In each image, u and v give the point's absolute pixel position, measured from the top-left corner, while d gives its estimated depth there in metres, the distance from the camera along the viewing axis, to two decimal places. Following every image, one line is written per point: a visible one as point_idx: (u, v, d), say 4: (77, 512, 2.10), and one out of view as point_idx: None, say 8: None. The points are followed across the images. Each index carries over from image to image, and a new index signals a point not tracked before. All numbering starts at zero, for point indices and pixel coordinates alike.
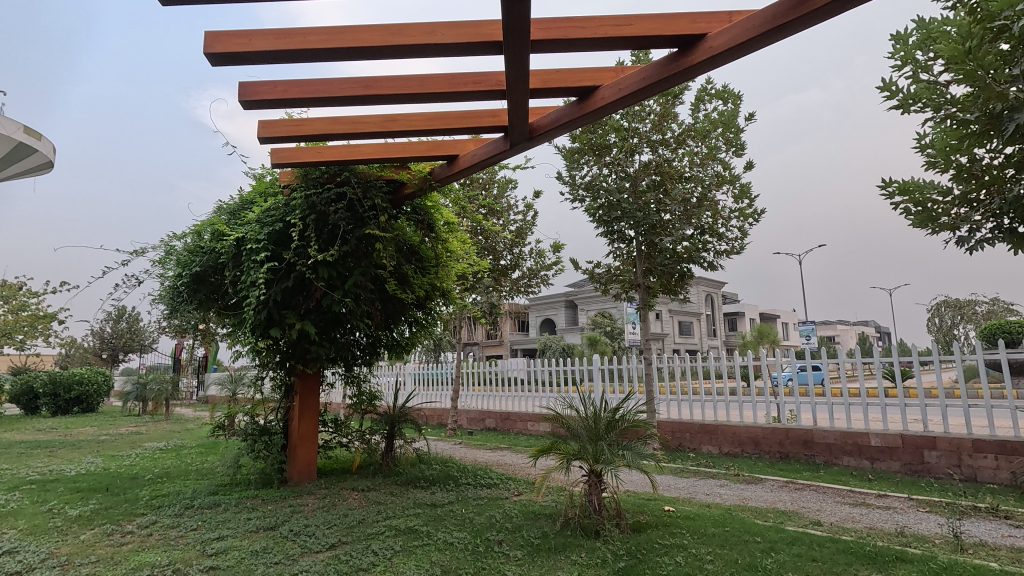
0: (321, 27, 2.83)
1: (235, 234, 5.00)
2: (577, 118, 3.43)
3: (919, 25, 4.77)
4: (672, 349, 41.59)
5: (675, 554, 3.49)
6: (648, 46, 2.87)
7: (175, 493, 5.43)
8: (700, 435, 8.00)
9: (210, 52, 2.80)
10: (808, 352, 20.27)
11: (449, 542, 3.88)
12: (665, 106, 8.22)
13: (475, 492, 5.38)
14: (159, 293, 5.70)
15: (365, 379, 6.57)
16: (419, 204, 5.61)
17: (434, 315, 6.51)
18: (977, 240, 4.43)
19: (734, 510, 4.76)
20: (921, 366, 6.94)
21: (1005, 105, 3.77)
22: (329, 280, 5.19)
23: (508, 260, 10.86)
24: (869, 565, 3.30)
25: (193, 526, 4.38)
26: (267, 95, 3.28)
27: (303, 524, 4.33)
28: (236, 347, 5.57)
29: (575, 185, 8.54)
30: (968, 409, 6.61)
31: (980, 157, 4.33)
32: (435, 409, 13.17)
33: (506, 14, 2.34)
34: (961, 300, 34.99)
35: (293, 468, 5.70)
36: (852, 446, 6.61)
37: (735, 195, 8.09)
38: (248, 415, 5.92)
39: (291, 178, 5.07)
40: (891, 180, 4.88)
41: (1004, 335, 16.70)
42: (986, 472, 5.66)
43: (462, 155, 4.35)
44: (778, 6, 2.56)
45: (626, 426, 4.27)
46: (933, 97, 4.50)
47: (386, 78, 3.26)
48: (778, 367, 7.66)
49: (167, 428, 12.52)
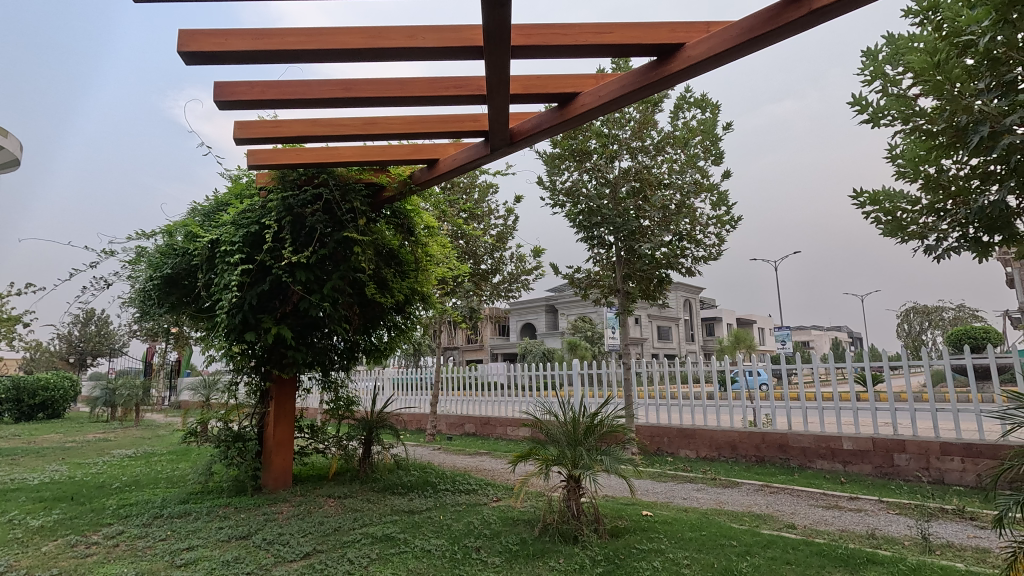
0: (300, 29, 2.79)
1: (209, 235, 4.90)
2: (558, 125, 3.43)
3: (888, 41, 4.90)
4: (651, 354, 42.05)
5: (653, 560, 3.50)
6: (629, 53, 2.89)
7: (144, 502, 5.27)
8: (679, 439, 8.05)
9: (185, 51, 2.74)
10: (783, 355, 20.77)
11: (426, 550, 3.84)
12: (645, 113, 8.34)
13: (455, 498, 5.34)
14: (129, 296, 5.53)
15: (343, 384, 6.39)
16: (399, 208, 5.51)
17: (413, 319, 6.47)
18: (944, 248, 4.55)
19: (711, 514, 4.79)
20: (891, 371, 7.05)
21: (970, 118, 3.86)
22: (306, 283, 5.13)
23: (489, 264, 10.83)
24: (841, 566, 3.36)
25: (161, 536, 4.25)
26: (244, 95, 3.22)
27: (277, 532, 4.24)
28: (210, 351, 5.48)
29: (556, 191, 8.58)
30: (935, 414, 6.79)
31: (948, 168, 4.46)
32: (415, 414, 13.12)
33: (487, 19, 2.34)
34: (928, 306, 36.04)
35: (268, 475, 5.62)
36: (826, 450, 6.75)
37: (713, 203, 8.22)
38: (222, 421, 5.82)
39: (267, 180, 4.98)
40: (862, 190, 5.01)
41: (968, 341, 17.30)
42: (953, 475, 5.81)
43: (443, 159, 4.32)
44: (755, 18, 2.61)
45: (605, 430, 4.27)
46: (904, 110, 4.59)
47: (367, 81, 3.24)
48: (753, 372, 7.75)
49: (137, 435, 12.19)
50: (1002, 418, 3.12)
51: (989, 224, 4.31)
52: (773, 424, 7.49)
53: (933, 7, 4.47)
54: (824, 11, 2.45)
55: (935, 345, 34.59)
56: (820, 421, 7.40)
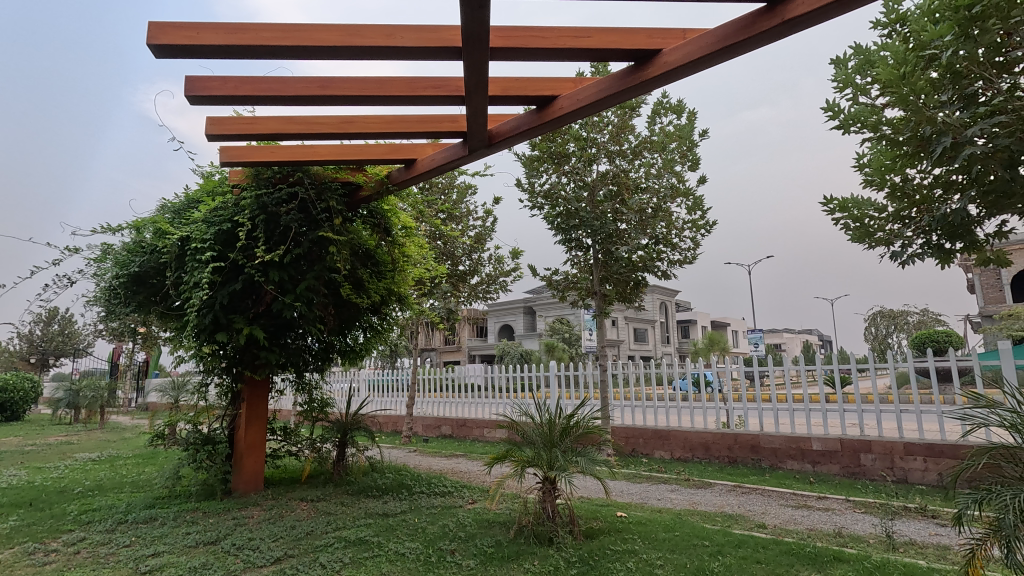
0: (275, 25, 2.74)
1: (179, 233, 4.78)
2: (536, 127, 3.44)
3: (857, 51, 5.02)
4: (627, 356, 42.47)
5: (626, 560, 3.52)
6: (607, 58, 2.90)
7: (108, 507, 5.11)
8: (654, 440, 8.14)
9: (155, 44, 2.68)
10: (756, 358, 21.34)
11: (401, 553, 3.81)
12: (622, 118, 8.42)
13: (429, 501, 5.30)
14: (94, 294, 5.36)
15: (317, 386, 6.29)
16: (376, 208, 5.47)
17: (390, 320, 6.42)
18: (909, 255, 4.70)
19: (685, 514, 4.86)
20: (858, 373, 7.23)
21: (934, 128, 3.99)
22: (280, 283, 5.04)
23: (467, 265, 10.80)
24: (809, 565, 3.42)
25: (125, 542, 4.13)
26: (215, 91, 3.14)
27: (247, 537, 4.15)
28: (179, 352, 5.35)
29: (534, 193, 8.60)
30: (900, 415, 6.98)
31: (912, 177, 4.61)
32: (390, 416, 13.02)
33: (466, 21, 2.33)
34: (894, 310, 37.19)
35: (239, 479, 5.50)
36: (796, 451, 6.90)
37: (689, 208, 8.34)
38: (191, 424, 5.70)
39: (240, 177, 4.88)
40: (832, 197, 5.14)
41: (932, 344, 17.88)
42: (916, 474, 5.99)
43: (421, 159, 4.29)
44: (730, 26, 2.65)
45: (581, 432, 4.29)
46: (871, 119, 4.73)
47: (343, 79, 3.19)
48: (727, 374, 7.87)
49: (100, 438, 11.81)
50: (964, 418, 3.21)
51: (951, 232, 4.45)
52: (745, 425, 7.62)
53: (900, 20, 4.61)
54: (795, 21, 2.51)
55: (900, 348, 35.75)
56: (791, 422, 7.53)
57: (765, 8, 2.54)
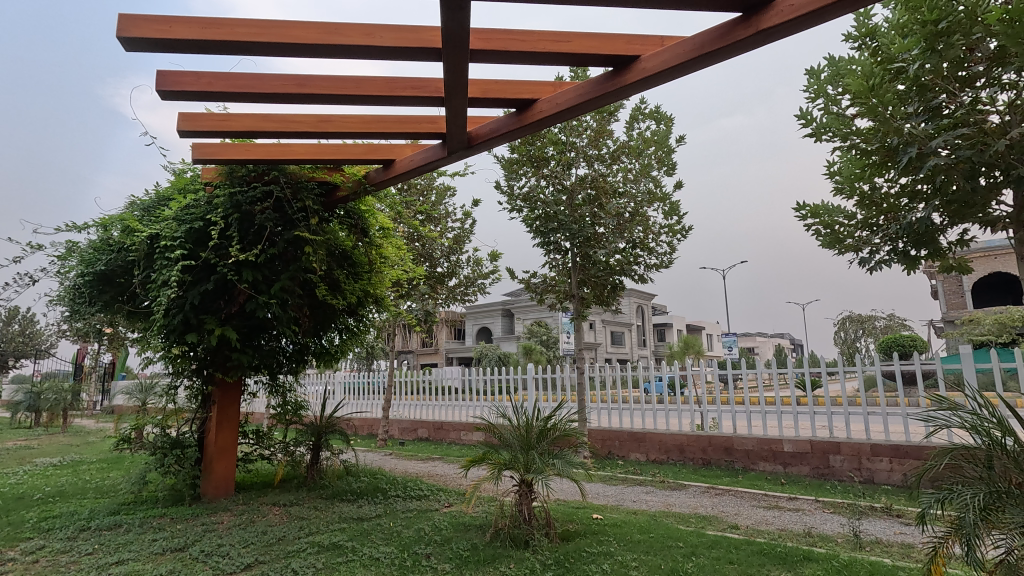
0: (251, 20, 2.69)
1: (148, 231, 4.66)
2: (516, 130, 3.45)
3: (830, 62, 5.17)
4: (604, 358, 42.80)
5: (601, 562, 3.54)
6: (587, 63, 2.92)
7: (69, 513, 4.94)
8: (630, 443, 8.21)
9: (125, 36, 2.61)
10: (730, 361, 21.79)
11: (375, 557, 3.76)
12: (601, 122, 8.50)
13: (405, 504, 5.25)
14: (58, 293, 5.19)
15: (291, 388, 6.18)
16: (353, 208, 5.42)
17: (366, 322, 6.36)
18: (876, 261, 4.85)
19: (660, 516, 4.90)
20: (828, 375, 7.40)
21: (900, 139, 4.12)
22: (253, 283, 4.95)
23: (445, 267, 10.75)
24: (779, 564, 3.49)
25: (88, 550, 3.99)
26: (188, 86, 3.07)
27: (216, 543, 4.05)
28: (146, 353, 5.20)
29: (513, 196, 8.62)
30: (867, 417, 7.17)
31: (880, 186, 4.76)
32: (366, 419, 12.87)
33: (445, 21, 2.32)
34: (862, 315, 38.27)
35: (209, 484, 5.36)
36: (768, 452, 7.03)
37: (665, 212, 8.45)
38: (159, 427, 5.62)
39: (213, 175, 4.78)
40: (805, 204, 5.28)
41: (898, 348, 18.42)
42: (882, 474, 6.16)
43: (399, 160, 4.26)
44: (706, 35, 2.70)
45: (558, 435, 4.30)
46: (842, 129, 4.85)
47: (321, 77, 3.14)
48: (702, 377, 7.98)
49: (62, 442, 11.40)
50: (927, 420, 3.29)
51: (917, 240, 4.59)
52: (719, 427, 7.74)
53: (870, 33, 4.75)
54: (770, 32, 2.56)
55: (867, 351, 36.82)
56: (764, 424, 7.66)
57: (740, 19, 2.59)
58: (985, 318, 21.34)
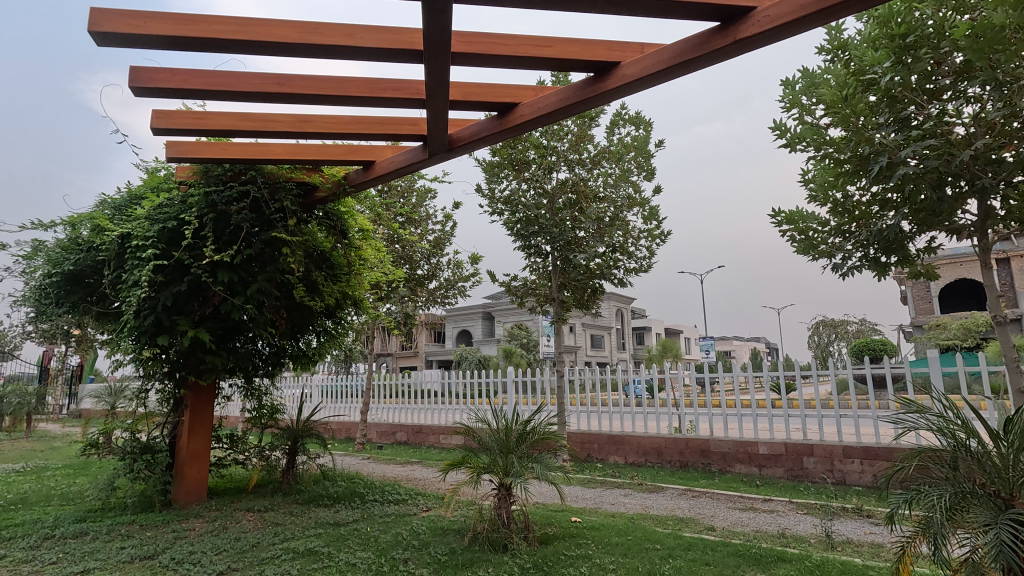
0: (229, 18, 2.65)
1: (119, 230, 4.55)
2: (497, 133, 3.46)
3: (804, 73, 5.29)
4: (584, 362, 43.04)
5: (580, 565, 3.55)
6: (568, 67, 2.94)
7: (31, 521, 4.77)
8: (608, 445, 8.26)
9: (96, 31, 2.54)
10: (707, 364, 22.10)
11: (352, 563, 3.71)
12: (582, 127, 8.53)
13: (383, 509, 5.19)
14: (23, 294, 5.04)
15: (267, 391, 6.08)
16: (333, 210, 5.37)
17: (344, 324, 6.29)
18: (848, 267, 4.97)
19: (637, 518, 4.94)
20: (802, 378, 7.54)
21: (871, 148, 4.24)
22: (229, 284, 4.86)
23: (425, 270, 10.70)
24: (754, 565, 3.54)
25: (51, 559, 3.86)
26: (163, 83, 3.01)
27: (187, 550, 3.96)
28: (116, 355, 5.06)
29: (494, 199, 8.62)
30: (839, 419, 7.33)
31: (852, 195, 4.89)
32: (344, 422, 12.72)
33: (427, 22, 2.31)
34: (835, 320, 39.17)
35: (179, 489, 5.23)
36: (744, 454, 7.13)
37: (645, 217, 8.53)
38: (129, 431, 5.43)
39: (187, 173, 4.69)
40: (780, 210, 5.39)
41: (869, 353, 18.91)
42: (853, 475, 6.32)
43: (380, 161, 4.23)
44: (686, 43, 2.74)
45: (537, 438, 4.29)
46: (815, 138, 4.97)
47: (300, 77, 3.11)
48: (679, 380, 8.07)
49: (25, 447, 10.99)
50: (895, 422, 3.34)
51: (887, 247, 4.72)
52: (697, 430, 7.83)
53: (842, 46, 4.87)
54: (747, 41, 2.61)
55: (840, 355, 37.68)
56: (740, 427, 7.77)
57: (718, 28, 2.63)
58: (951, 323, 22.05)
